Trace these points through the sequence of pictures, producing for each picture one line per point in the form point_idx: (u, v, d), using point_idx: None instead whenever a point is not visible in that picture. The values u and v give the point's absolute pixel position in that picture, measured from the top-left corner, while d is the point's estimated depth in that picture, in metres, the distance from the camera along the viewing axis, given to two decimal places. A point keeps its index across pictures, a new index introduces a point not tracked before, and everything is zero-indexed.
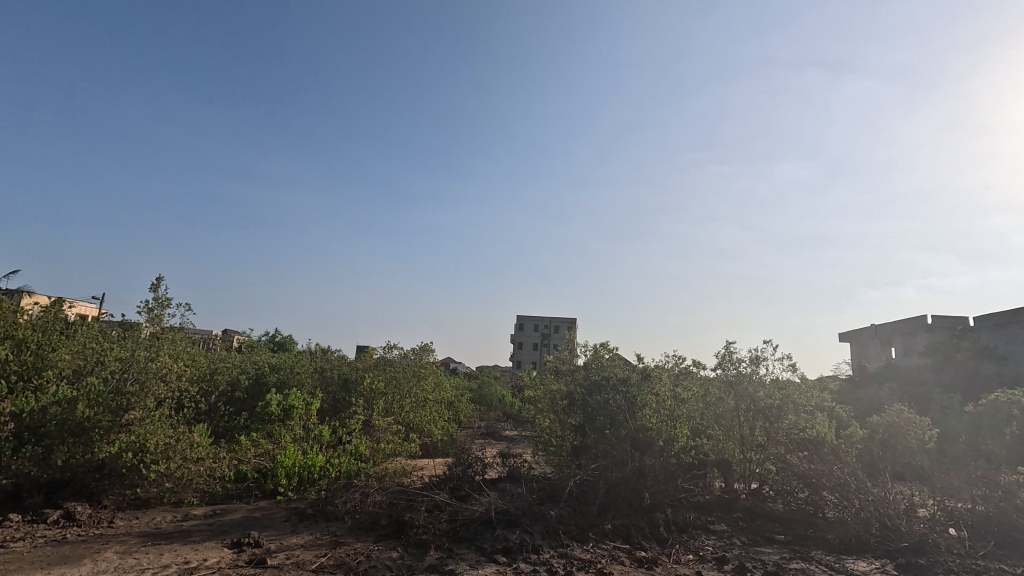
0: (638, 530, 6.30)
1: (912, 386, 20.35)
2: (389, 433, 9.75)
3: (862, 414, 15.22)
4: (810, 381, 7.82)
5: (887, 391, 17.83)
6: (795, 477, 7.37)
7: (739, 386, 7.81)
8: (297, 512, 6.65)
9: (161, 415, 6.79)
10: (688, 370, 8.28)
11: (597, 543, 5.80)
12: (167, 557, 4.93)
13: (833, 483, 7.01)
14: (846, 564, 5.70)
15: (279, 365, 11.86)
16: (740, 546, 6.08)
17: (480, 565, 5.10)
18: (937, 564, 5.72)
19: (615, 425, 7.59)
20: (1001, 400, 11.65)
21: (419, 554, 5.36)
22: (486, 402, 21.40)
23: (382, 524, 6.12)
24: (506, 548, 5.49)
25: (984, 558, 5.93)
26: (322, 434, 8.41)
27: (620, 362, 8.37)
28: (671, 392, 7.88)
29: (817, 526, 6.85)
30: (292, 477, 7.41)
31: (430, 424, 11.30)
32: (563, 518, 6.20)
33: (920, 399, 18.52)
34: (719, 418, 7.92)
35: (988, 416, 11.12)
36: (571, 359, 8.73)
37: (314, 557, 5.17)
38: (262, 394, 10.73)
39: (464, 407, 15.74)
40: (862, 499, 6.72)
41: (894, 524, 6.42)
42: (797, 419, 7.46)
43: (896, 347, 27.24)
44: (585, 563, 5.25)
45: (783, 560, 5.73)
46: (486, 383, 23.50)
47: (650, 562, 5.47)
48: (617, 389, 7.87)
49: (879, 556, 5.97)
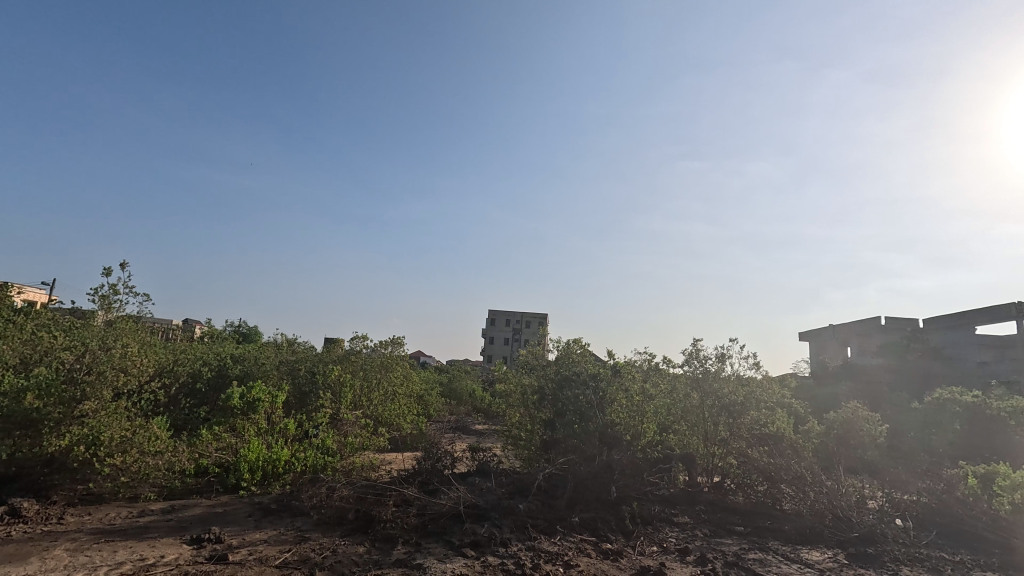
0: (604, 523, 6.40)
1: (865, 385, 21.27)
2: (357, 426, 9.55)
3: (817, 411, 15.95)
4: (772, 378, 8.12)
5: (843, 389, 18.62)
6: (756, 471, 7.59)
7: (705, 383, 8.10)
8: (261, 507, 6.50)
9: (118, 407, 6.50)
10: (657, 367, 8.47)
11: (564, 536, 5.88)
12: (122, 554, 4.76)
13: (790, 476, 7.32)
14: (801, 553, 5.94)
15: (244, 356, 11.55)
16: (702, 538, 6.26)
17: (448, 558, 5.11)
18: (884, 553, 6.02)
19: (584, 419, 7.68)
20: (945, 397, 12.38)
21: (387, 549, 5.33)
22: (456, 397, 21.20)
23: (349, 519, 6.04)
24: (475, 542, 5.51)
25: (926, 547, 6.27)
26: (287, 428, 8.20)
27: (590, 358, 8.49)
28: (639, 388, 8.03)
29: (774, 518, 7.05)
30: (255, 471, 7.27)
31: (399, 418, 11.21)
32: (531, 512, 6.25)
33: (873, 395, 19.41)
34: (686, 414, 8.15)
35: (935, 413, 11.80)
36: (542, 354, 8.74)
37: (277, 553, 5.07)
38: (225, 385, 10.44)
39: (433, 400, 15.72)
40: (816, 491, 7.05)
41: (845, 515, 6.71)
42: (758, 416, 7.79)
43: (851, 346, 28.52)
44: (552, 556, 5.32)
45: (742, 550, 5.94)
46: (456, 377, 23.45)
47: (615, 554, 5.57)
48: (588, 384, 7.92)
49: (831, 545, 6.24)
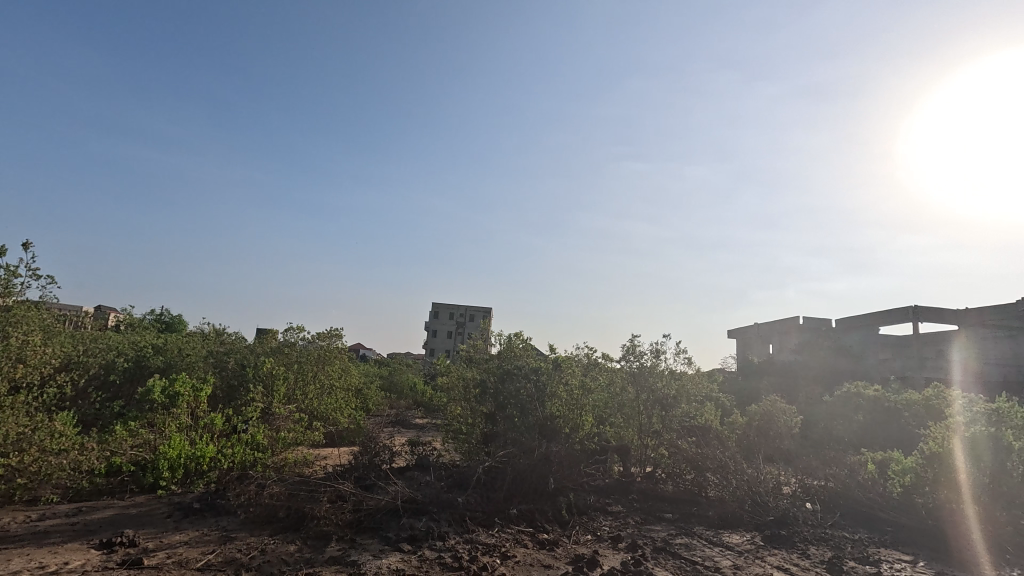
0: (541, 513, 6.52)
1: (784, 380, 22.90)
2: (291, 421, 9.15)
3: (741, 404, 17.03)
4: (702, 372, 8.57)
5: (765, 384, 19.94)
6: (684, 461, 8.05)
7: (641, 377, 8.41)
8: (181, 507, 6.11)
9: (15, 401, 5.89)
10: (596, 361, 8.72)
11: (502, 528, 5.95)
12: (17, 563, 4.32)
13: (715, 465, 7.79)
14: (722, 537, 6.34)
15: (165, 346, 10.76)
16: (633, 525, 6.54)
17: (383, 554, 5.02)
18: (795, 534, 6.54)
19: (525, 413, 7.81)
20: (850, 391, 13.60)
21: (319, 547, 5.17)
22: (396, 391, 20.80)
23: (280, 517, 5.80)
24: (411, 536, 5.45)
25: (831, 527, 6.87)
26: (213, 424, 7.74)
27: (532, 352, 8.60)
28: (579, 381, 8.24)
29: (700, 505, 7.47)
30: (176, 470, 6.82)
31: (336, 412, 10.88)
32: (470, 505, 6.26)
33: (790, 389, 20.94)
34: (621, 407, 8.51)
35: (842, 405, 12.94)
36: (485, 348, 8.74)
37: (200, 554, 4.79)
38: (143, 377, 9.67)
39: (372, 394, 15.37)
40: (738, 479, 7.53)
41: (762, 500, 7.24)
42: (689, 408, 8.25)
43: (773, 343, 30.61)
44: (489, 548, 5.36)
45: (669, 536, 6.26)
46: (397, 370, 23.03)
47: (551, 543, 5.70)
48: (529, 377, 8.01)
49: (749, 528, 6.70)
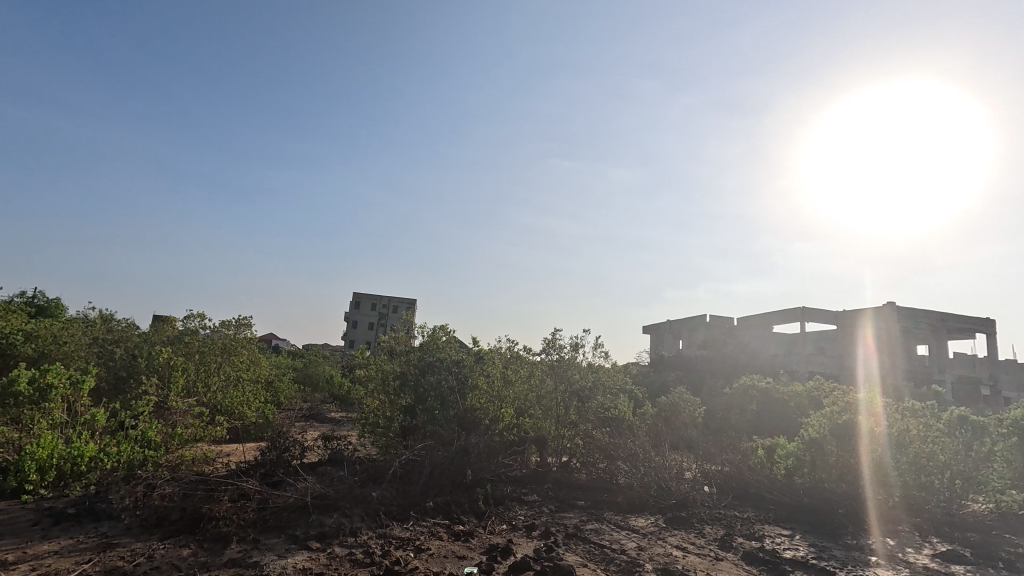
0: (458, 505, 6.53)
1: (691, 373, 24.59)
2: (190, 416, 8.43)
3: (651, 396, 18.09)
4: (616, 366, 9.02)
5: (673, 377, 21.30)
6: (597, 450, 8.37)
7: (560, 370, 8.75)
8: (52, 513, 5.44)
9: None
10: (517, 354, 8.89)
11: (417, 521, 5.88)
12: None
13: (626, 454, 8.18)
14: (629, 521, 6.71)
15: (38, 334, 9.52)
16: (547, 514, 6.73)
17: (289, 553, 4.79)
18: (693, 515, 7.06)
19: (445, 405, 7.74)
20: (745, 383, 14.90)
21: (217, 549, 4.83)
22: (310, 383, 19.87)
23: (172, 519, 5.35)
24: (321, 534, 5.25)
25: (724, 508, 7.50)
26: (95, 420, 6.93)
27: (455, 345, 8.56)
28: (500, 373, 8.37)
29: (610, 491, 7.85)
30: (46, 472, 6.04)
31: (243, 406, 10.19)
32: (385, 499, 6.14)
33: (696, 382, 22.54)
34: (541, 399, 8.69)
35: (738, 396, 14.14)
36: (407, 340, 8.56)
37: (73, 565, 4.30)
38: (8, 369, 8.49)
39: (284, 387, 14.58)
40: (646, 466, 7.97)
41: (666, 485, 7.73)
42: (604, 400, 8.68)
43: (682, 339, 32.75)
44: (403, 542, 5.28)
45: (581, 522, 6.52)
46: (313, 362, 22.01)
47: (467, 534, 5.73)
48: (450, 370, 7.98)
49: (654, 512, 7.15)
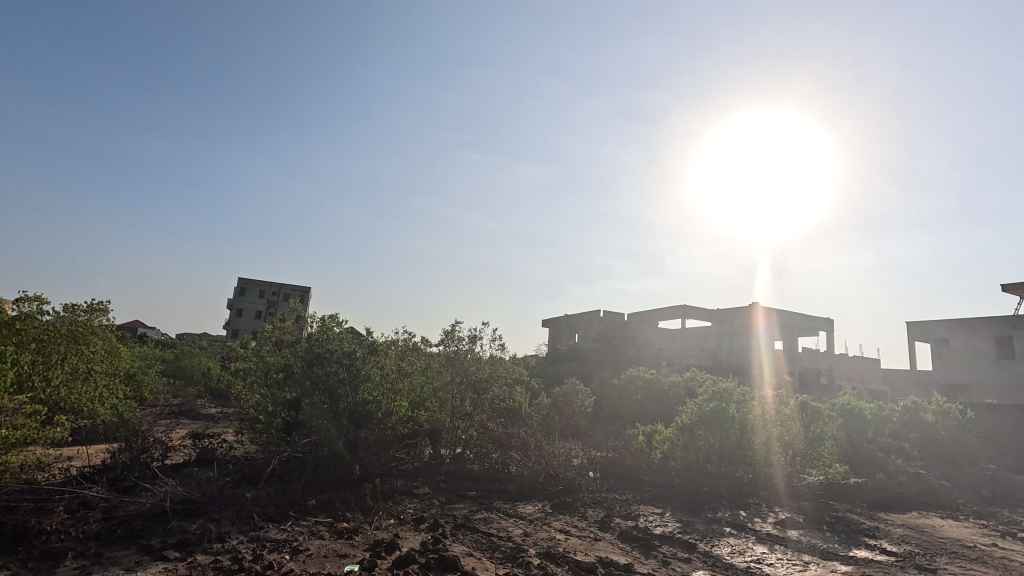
0: (342, 502, 6.29)
1: (585, 365, 25.88)
2: (21, 414, 7.09)
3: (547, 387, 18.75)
4: (512, 358, 9.26)
5: (569, 369, 22.25)
6: (491, 440, 8.55)
7: (456, 362, 8.70)
8: None
9: None
10: (414, 347, 8.74)
11: (296, 521, 5.55)
12: None
13: (518, 443, 8.39)
14: (517, 508, 6.91)
15: None
16: (437, 506, 6.71)
17: (139, 566, 4.28)
18: (578, 499, 7.45)
19: (334, 399, 7.36)
20: (632, 373, 15.99)
21: (46, 568, 4.18)
22: (182, 376, 17.91)
23: None
24: (181, 542, 4.75)
25: (606, 491, 8.00)
26: None
27: (349, 335, 8.17)
28: (395, 365, 8.04)
29: (501, 480, 8.02)
30: None
31: (92, 402, 8.87)
32: (260, 500, 5.73)
33: (589, 374, 23.76)
34: (437, 391, 8.56)
35: (625, 385, 15.14)
36: (295, 329, 7.96)
37: None
38: None
39: (149, 380, 13.00)
40: (537, 455, 8.23)
41: (556, 473, 8.02)
42: (499, 391, 8.81)
43: (579, 332, 34.33)
44: (278, 544, 4.96)
45: (470, 512, 6.58)
46: (187, 352, 19.87)
47: (351, 531, 5.52)
48: (341, 362, 7.56)
49: (541, 498, 7.43)
